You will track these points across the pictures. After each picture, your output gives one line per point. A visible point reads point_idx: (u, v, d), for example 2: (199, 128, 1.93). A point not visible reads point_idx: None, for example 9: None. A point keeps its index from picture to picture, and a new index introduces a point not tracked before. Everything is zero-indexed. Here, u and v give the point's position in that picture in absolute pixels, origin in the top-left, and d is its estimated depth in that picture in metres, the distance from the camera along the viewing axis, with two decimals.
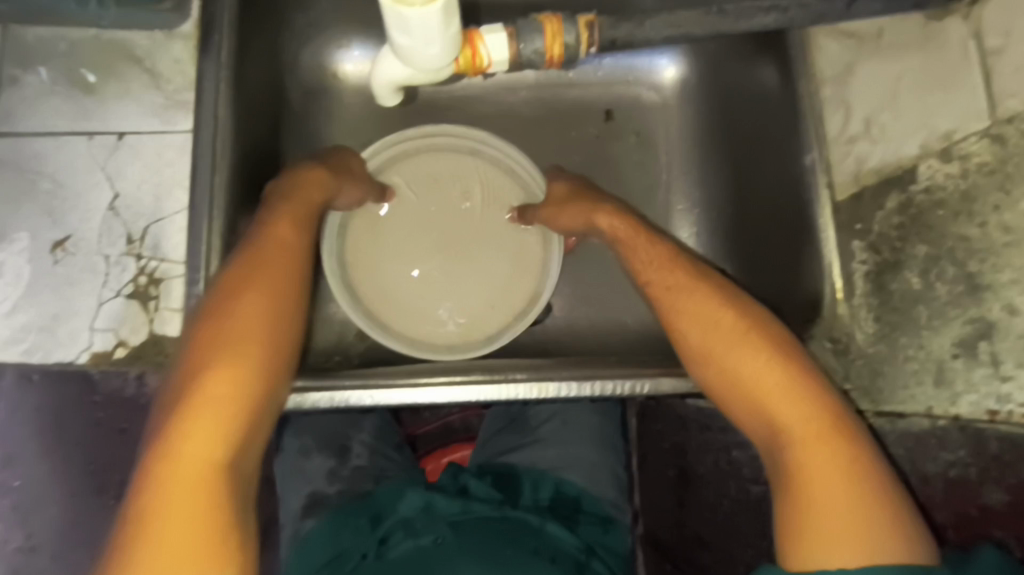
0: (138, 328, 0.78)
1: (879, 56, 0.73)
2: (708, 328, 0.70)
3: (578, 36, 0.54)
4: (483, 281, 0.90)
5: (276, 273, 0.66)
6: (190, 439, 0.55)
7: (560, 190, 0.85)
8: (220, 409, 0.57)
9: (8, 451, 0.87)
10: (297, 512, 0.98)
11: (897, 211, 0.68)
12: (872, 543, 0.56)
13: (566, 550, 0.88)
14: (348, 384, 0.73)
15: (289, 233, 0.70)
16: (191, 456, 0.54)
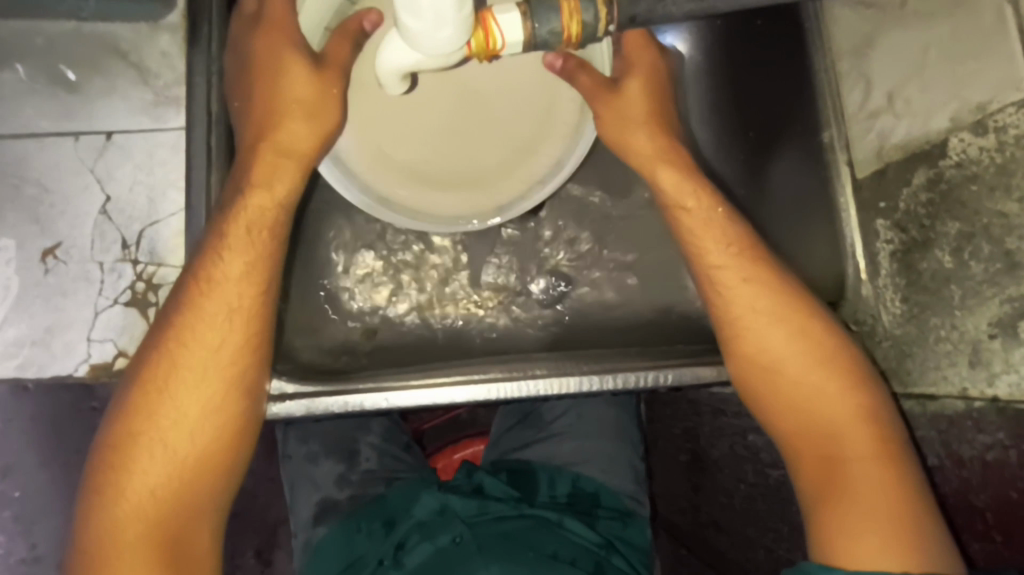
0: (138, 337, 0.75)
1: (903, 26, 0.70)
2: (765, 334, 0.69)
3: (596, 13, 0.50)
4: (493, 140, 0.75)
5: (210, 322, 0.62)
6: (123, 507, 0.59)
7: (638, 105, 0.70)
8: (147, 475, 0.60)
9: (6, 461, 0.84)
10: (308, 520, 0.96)
11: (924, 187, 0.66)
12: (915, 548, 0.60)
13: (584, 547, 0.88)
14: (360, 387, 0.71)
15: (242, 245, 0.63)
16: (125, 518, 0.59)
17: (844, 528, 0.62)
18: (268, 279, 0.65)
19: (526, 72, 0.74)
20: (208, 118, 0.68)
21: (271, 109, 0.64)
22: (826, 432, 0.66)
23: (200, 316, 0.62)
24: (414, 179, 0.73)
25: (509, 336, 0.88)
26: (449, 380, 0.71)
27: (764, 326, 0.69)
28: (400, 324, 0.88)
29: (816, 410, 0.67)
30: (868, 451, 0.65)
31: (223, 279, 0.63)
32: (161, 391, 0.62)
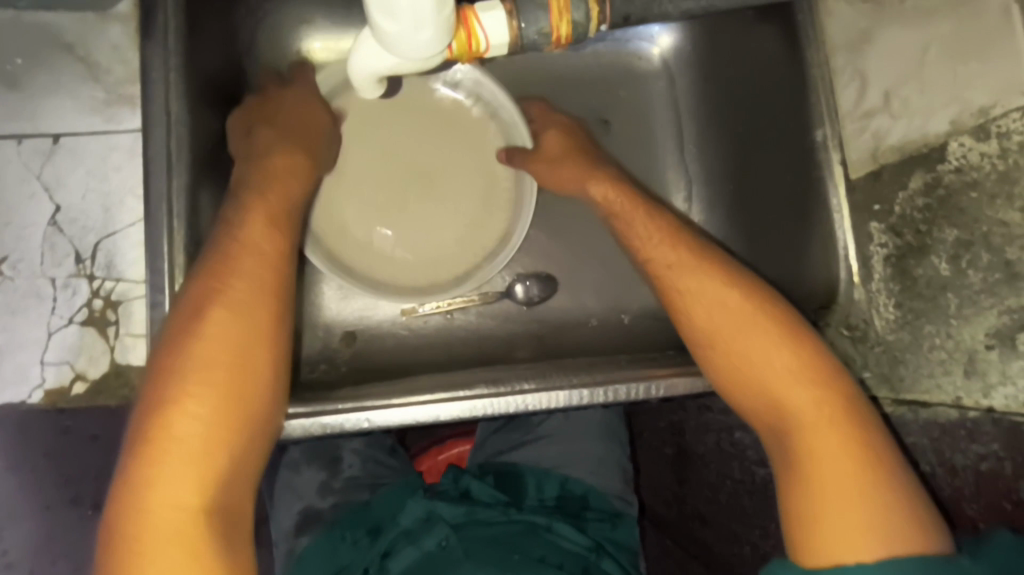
0: (97, 357, 0.70)
1: (901, 21, 0.67)
2: (712, 307, 0.68)
3: (587, 11, 0.46)
4: (443, 220, 0.88)
5: (251, 280, 0.59)
6: (166, 467, 0.51)
7: (556, 146, 0.83)
8: (186, 469, 0.51)
9: None
10: (291, 531, 0.94)
11: (921, 192, 0.64)
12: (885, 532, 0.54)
13: (572, 552, 0.87)
14: (341, 406, 0.67)
15: (263, 237, 0.61)
16: (170, 480, 0.50)
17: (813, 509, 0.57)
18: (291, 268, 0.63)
19: (465, 160, 0.88)
20: (168, 120, 0.62)
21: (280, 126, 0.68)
22: (777, 407, 0.62)
23: (240, 292, 0.58)
24: (377, 258, 0.85)
25: (493, 340, 0.88)
26: (431, 397, 0.68)
27: (716, 300, 0.68)
28: (382, 329, 0.87)
29: (768, 381, 0.63)
30: (825, 420, 0.60)
31: (254, 261, 0.60)
32: (204, 372, 0.54)
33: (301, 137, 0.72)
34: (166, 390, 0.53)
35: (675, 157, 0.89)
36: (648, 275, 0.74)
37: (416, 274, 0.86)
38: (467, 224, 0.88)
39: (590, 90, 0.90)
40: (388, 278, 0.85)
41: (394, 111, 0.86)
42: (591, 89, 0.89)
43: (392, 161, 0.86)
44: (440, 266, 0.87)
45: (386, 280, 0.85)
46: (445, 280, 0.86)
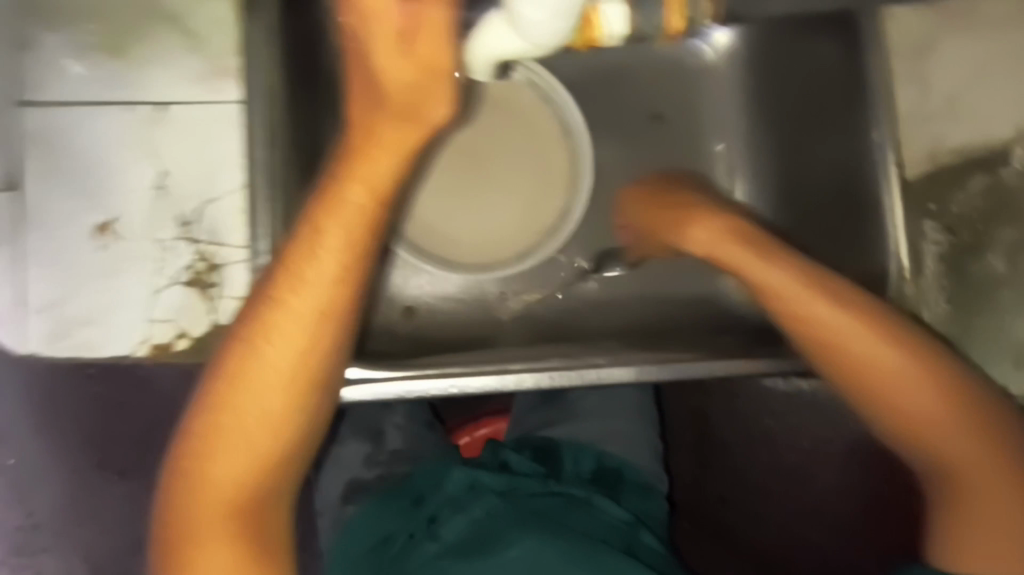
0: (198, 317, 0.67)
1: (967, 34, 0.76)
2: (869, 359, 0.68)
3: (697, 11, 0.50)
4: (502, 202, 0.92)
5: (288, 325, 0.59)
6: (204, 489, 0.59)
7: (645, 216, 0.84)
8: (213, 499, 0.59)
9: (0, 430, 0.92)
10: (338, 500, 0.98)
11: (981, 194, 0.76)
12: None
13: (615, 522, 0.89)
14: (427, 372, 0.71)
15: (323, 270, 0.59)
16: (211, 497, 0.59)
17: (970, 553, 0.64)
18: (354, 281, 0.60)
19: (518, 143, 0.92)
20: (268, 93, 0.65)
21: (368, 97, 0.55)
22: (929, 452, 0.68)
23: (276, 335, 0.59)
24: (439, 239, 0.90)
25: (541, 318, 0.92)
26: (509, 367, 0.72)
27: (880, 354, 0.68)
28: (438, 304, 0.91)
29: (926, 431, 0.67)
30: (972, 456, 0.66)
31: (313, 284, 0.59)
32: (223, 431, 0.59)
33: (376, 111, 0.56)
34: (205, 433, 0.60)
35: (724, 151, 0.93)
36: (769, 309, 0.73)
37: (480, 253, 0.91)
38: (524, 205, 0.92)
39: (650, 82, 0.93)
40: (451, 258, 0.90)
41: None
42: (645, 81, 0.93)
43: (446, 143, 0.90)
44: (503, 245, 0.92)
45: (452, 260, 0.90)
46: (509, 258, 0.91)
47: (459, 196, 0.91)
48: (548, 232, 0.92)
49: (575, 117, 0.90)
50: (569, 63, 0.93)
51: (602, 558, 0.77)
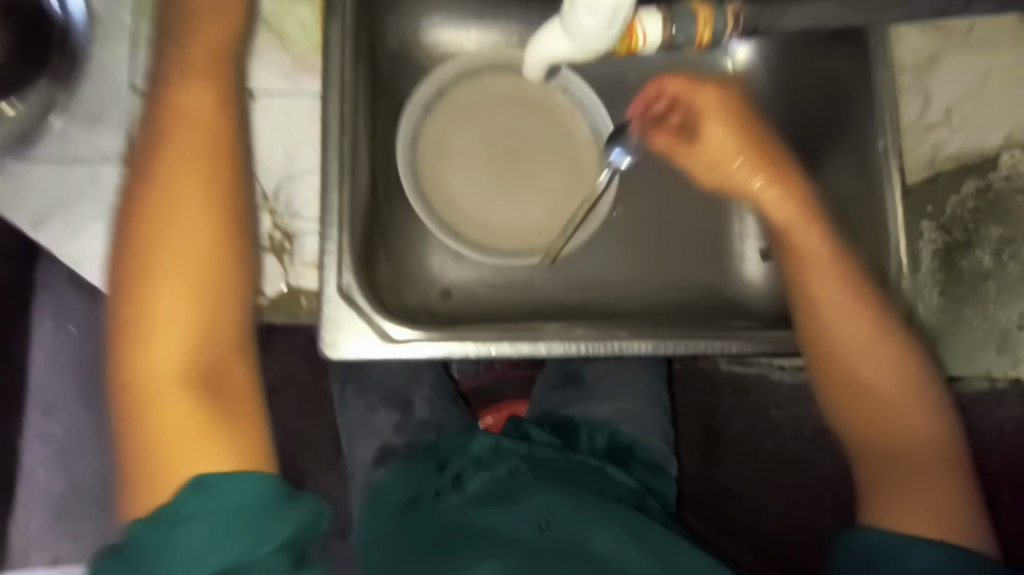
0: (274, 281, 0.75)
1: (965, 50, 0.83)
2: (829, 306, 0.75)
3: (725, 23, 0.58)
4: (538, 195, 1.01)
5: (186, 190, 0.64)
6: (144, 379, 0.58)
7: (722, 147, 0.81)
8: (156, 404, 0.58)
9: (51, 401, 1.11)
10: (370, 463, 1.05)
11: (972, 196, 0.80)
12: (965, 504, 0.67)
13: (626, 488, 0.99)
14: (468, 336, 0.77)
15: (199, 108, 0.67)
16: (151, 385, 0.58)
17: (891, 484, 0.69)
18: (224, 174, 0.66)
19: None
20: (342, 85, 0.74)
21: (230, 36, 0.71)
22: (873, 421, 0.72)
23: (163, 230, 0.62)
24: (479, 226, 0.99)
25: (567, 301, 1.00)
26: (541, 336, 0.80)
27: (835, 300, 0.75)
28: (471, 288, 1.00)
29: (864, 377, 0.73)
30: (915, 432, 0.71)
31: (183, 152, 0.65)
32: (147, 309, 0.60)
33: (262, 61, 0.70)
34: (129, 341, 0.59)
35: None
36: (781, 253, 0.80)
37: (516, 240, 1.00)
38: (558, 200, 1.01)
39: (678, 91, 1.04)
40: (489, 244, 0.99)
41: (491, 97, 1.00)
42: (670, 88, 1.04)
43: (483, 139, 1.00)
44: (539, 235, 1.01)
45: (489, 246, 0.99)
46: (542, 246, 1.00)
47: (499, 188, 1.00)
48: (582, 223, 0.99)
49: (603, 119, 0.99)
50: (596, 72, 1.04)
51: (613, 512, 0.87)
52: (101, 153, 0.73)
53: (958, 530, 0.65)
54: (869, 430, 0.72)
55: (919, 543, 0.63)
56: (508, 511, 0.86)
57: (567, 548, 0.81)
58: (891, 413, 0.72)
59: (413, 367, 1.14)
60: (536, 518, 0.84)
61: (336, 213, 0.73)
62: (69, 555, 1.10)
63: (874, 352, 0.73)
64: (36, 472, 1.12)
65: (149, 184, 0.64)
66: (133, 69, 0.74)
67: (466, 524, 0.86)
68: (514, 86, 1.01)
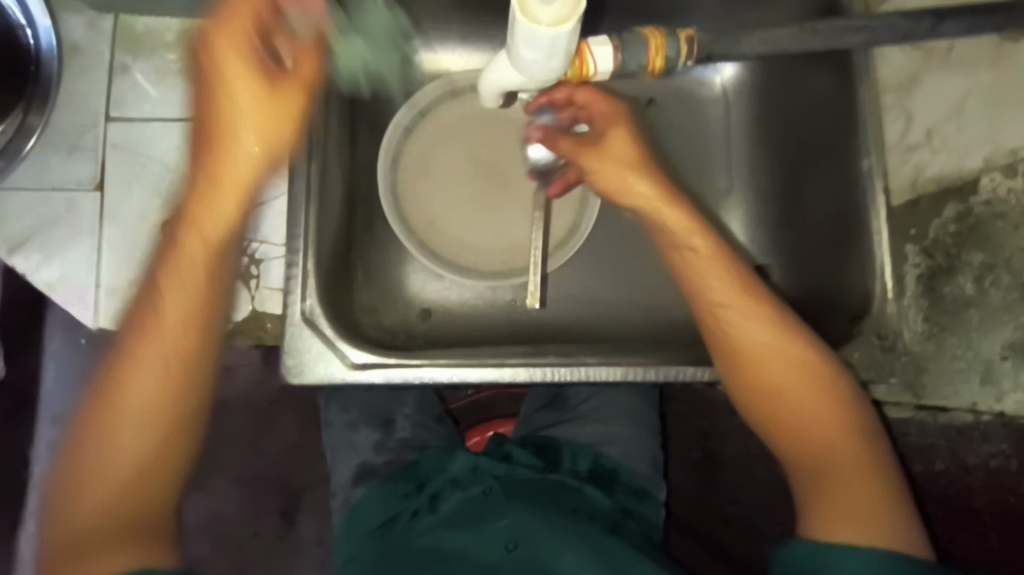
0: None
1: (946, 69, 0.80)
2: (733, 313, 0.71)
3: (678, 49, 0.58)
4: (518, 215, 1.00)
5: (180, 291, 0.63)
6: (96, 462, 0.59)
7: (619, 145, 0.78)
8: (105, 475, 0.59)
9: (60, 410, 1.16)
10: (348, 481, 1.05)
11: (954, 220, 0.77)
12: (895, 514, 0.64)
13: (602, 510, 0.97)
14: (430, 362, 0.76)
15: (221, 189, 0.64)
16: (100, 468, 0.59)
17: (826, 498, 0.65)
18: (221, 272, 0.65)
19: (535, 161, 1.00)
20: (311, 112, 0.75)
21: (219, 116, 0.63)
22: (796, 433, 0.68)
23: (155, 314, 0.62)
24: (459, 246, 0.99)
25: (548, 323, 0.99)
26: (507, 362, 0.79)
27: (741, 311, 0.71)
28: (453, 308, 0.99)
29: (777, 383, 0.69)
30: (840, 438, 0.67)
31: (189, 248, 0.64)
32: (119, 397, 0.61)
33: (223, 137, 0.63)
34: (92, 425, 0.60)
35: (732, 184, 1.01)
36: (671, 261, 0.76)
37: (495, 261, 0.99)
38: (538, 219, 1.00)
39: (666, 109, 1.02)
40: (466, 264, 0.99)
41: (473, 118, 1.00)
42: (659, 106, 1.02)
43: (462, 158, 1.00)
44: (519, 256, 1.00)
45: (466, 266, 0.98)
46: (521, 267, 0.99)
47: (478, 207, 1.00)
48: (559, 244, 0.98)
49: None
50: None
51: (584, 532, 0.87)
52: (77, 180, 0.80)
53: (888, 539, 0.62)
54: (793, 441, 0.69)
55: (845, 554, 0.62)
56: (477, 533, 0.87)
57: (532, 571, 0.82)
58: (813, 421, 0.68)
59: (396, 386, 1.14)
60: (503, 539, 0.85)
61: (305, 241, 0.74)
62: None
63: (785, 359, 0.69)
64: (43, 479, 1.15)
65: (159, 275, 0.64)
66: (111, 101, 0.81)
67: (436, 548, 0.87)
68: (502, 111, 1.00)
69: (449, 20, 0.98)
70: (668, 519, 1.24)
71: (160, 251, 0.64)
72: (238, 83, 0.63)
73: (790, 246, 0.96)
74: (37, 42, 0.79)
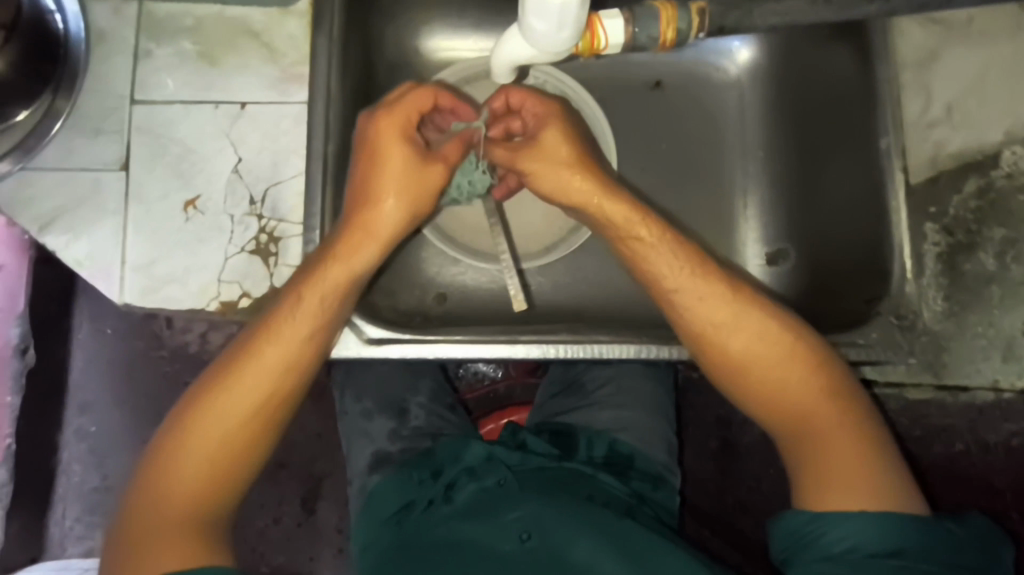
0: (259, 281, 0.77)
1: (965, 44, 0.84)
2: (687, 295, 0.74)
3: (690, 21, 0.58)
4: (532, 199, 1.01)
5: (294, 330, 0.69)
6: (182, 462, 0.65)
7: (557, 148, 0.77)
8: (181, 488, 0.64)
9: (88, 400, 1.19)
10: (364, 469, 1.06)
11: (974, 196, 0.82)
12: (882, 467, 0.69)
13: (617, 496, 0.97)
14: (462, 337, 0.81)
15: (378, 223, 0.72)
16: (182, 469, 0.64)
17: (817, 460, 0.70)
18: (331, 316, 0.71)
19: None
20: (328, 96, 0.77)
21: (374, 180, 0.72)
22: (775, 404, 0.73)
23: (252, 365, 0.67)
24: (473, 231, 1.00)
25: (562, 307, 1.00)
26: (519, 339, 0.81)
27: (697, 294, 0.74)
28: (469, 292, 1.00)
29: (746, 358, 0.73)
30: (819, 403, 0.72)
31: (311, 291, 0.70)
32: (214, 411, 0.66)
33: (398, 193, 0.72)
34: (181, 429, 0.65)
35: (749, 166, 1.01)
36: (622, 245, 0.77)
37: (509, 244, 1.01)
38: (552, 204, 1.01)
39: (679, 91, 1.02)
40: (481, 248, 1.00)
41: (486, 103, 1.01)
42: (675, 88, 1.02)
43: None
44: (533, 240, 1.01)
45: (480, 250, 1.00)
46: (536, 251, 1.00)
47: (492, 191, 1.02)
48: (573, 229, 0.99)
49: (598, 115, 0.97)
50: (595, 71, 1.02)
51: (597, 521, 0.87)
52: (102, 162, 0.77)
53: (883, 495, 0.67)
54: (771, 411, 0.74)
55: (841, 518, 0.65)
56: (492, 524, 0.88)
57: (547, 560, 0.84)
58: (786, 391, 0.73)
59: (410, 373, 1.15)
60: (518, 530, 0.86)
61: (323, 222, 0.75)
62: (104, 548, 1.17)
63: (749, 336, 0.73)
64: (74, 467, 1.19)
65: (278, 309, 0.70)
66: (134, 83, 0.78)
67: (454, 539, 0.89)
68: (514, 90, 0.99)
69: (462, 8, 0.98)
70: (682, 505, 1.24)
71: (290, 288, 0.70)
72: (393, 161, 0.72)
73: (808, 228, 0.95)
74: (66, 26, 0.77)
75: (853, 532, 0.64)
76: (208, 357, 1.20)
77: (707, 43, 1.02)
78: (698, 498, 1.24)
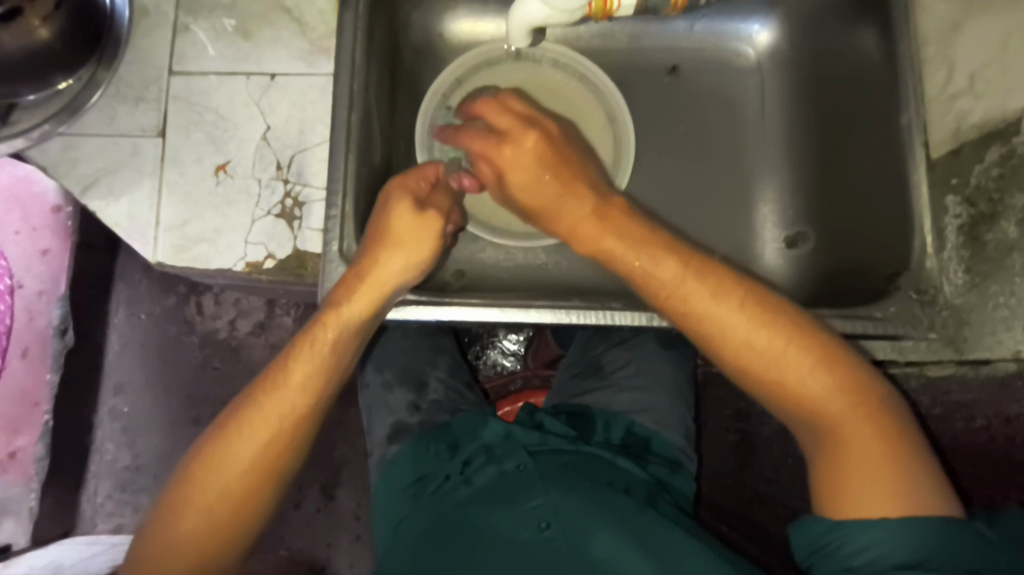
0: (284, 242, 0.81)
1: (991, 11, 0.82)
2: (688, 294, 0.72)
3: None
4: None
5: (316, 367, 0.72)
6: (193, 500, 0.67)
7: (537, 188, 0.80)
8: (192, 526, 0.67)
9: (121, 380, 1.24)
10: (383, 440, 1.07)
11: (996, 163, 0.77)
12: (914, 475, 0.64)
13: (638, 481, 0.95)
14: (478, 302, 0.83)
15: (393, 272, 0.75)
16: (194, 504, 0.67)
17: (843, 469, 0.65)
18: (343, 359, 0.74)
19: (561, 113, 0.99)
20: (353, 66, 0.81)
21: (386, 233, 0.76)
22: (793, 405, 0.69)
23: (272, 404, 0.70)
24: (489, 208, 1.00)
25: (579, 283, 1.01)
26: (534, 303, 0.83)
27: (687, 298, 0.72)
28: (487, 269, 1.02)
29: (753, 361, 0.70)
30: (841, 412, 0.67)
31: (331, 336, 0.73)
32: (224, 453, 0.68)
33: (412, 240, 0.76)
34: (194, 470, 0.68)
35: (771, 152, 1.01)
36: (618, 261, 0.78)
37: (524, 220, 1.00)
38: None
39: (700, 74, 1.02)
40: (498, 224, 1.00)
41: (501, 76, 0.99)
42: (699, 70, 1.03)
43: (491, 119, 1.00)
44: None
45: (498, 226, 1.00)
46: (551, 229, 0.99)
47: None
48: None
49: (615, 99, 0.98)
50: (613, 57, 1.03)
51: (613, 508, 0.85)
52: (142, 128, 0.82)
53: (912, 509, 0.62)
54: (789, 414, 0.70)
55: (863, 525, 0.62)
56: (509, 511, 0.85)
57: (566, 553, 0.80)
58: (801, 397, 0.69)
59: (430, 349, 1.18)
60: (537, 519, 0.83)
61: (346, 183, 0.79)
62: (131, 523, 1.21)
63: (756, 336, 0.70)
64: (106, 446, 1.24)
65: (298, 347, 0.73)
66: (173, 55, 0.83)
67: (467, 523, 0.86)
68: (530, 70, 0.99)
69: None
70: (698, 500, 1.27)
71: (308, 328, 0.73)
72: (402, 220, 0.76)
73: (831, 209, 0.95)
74: (113, 4, 0.84)
75: (879, 541, 0.61)
76: (234, 339, 1.25)
77: (726, 25, 1.02)
78: (715, 496, 1.28)
